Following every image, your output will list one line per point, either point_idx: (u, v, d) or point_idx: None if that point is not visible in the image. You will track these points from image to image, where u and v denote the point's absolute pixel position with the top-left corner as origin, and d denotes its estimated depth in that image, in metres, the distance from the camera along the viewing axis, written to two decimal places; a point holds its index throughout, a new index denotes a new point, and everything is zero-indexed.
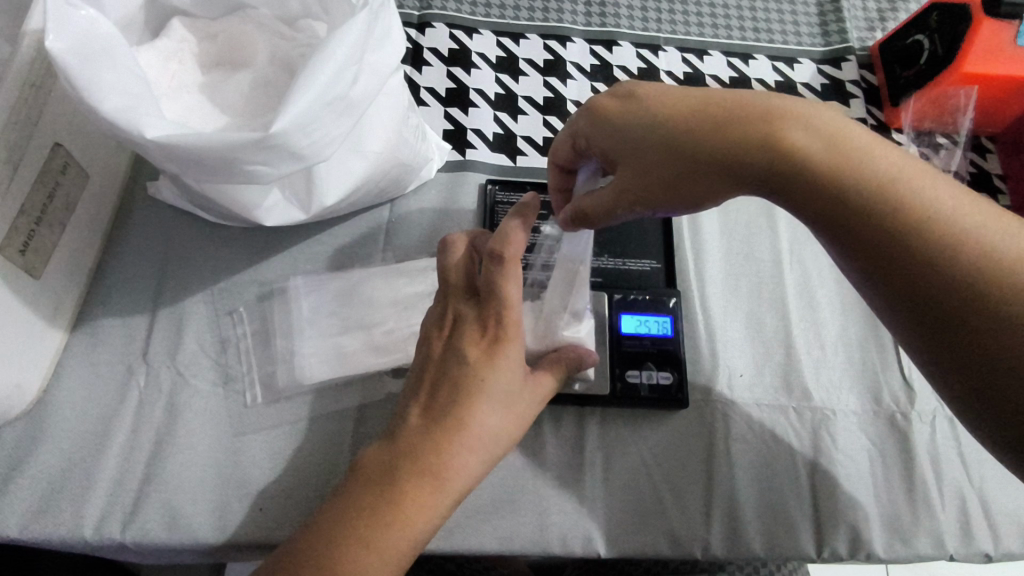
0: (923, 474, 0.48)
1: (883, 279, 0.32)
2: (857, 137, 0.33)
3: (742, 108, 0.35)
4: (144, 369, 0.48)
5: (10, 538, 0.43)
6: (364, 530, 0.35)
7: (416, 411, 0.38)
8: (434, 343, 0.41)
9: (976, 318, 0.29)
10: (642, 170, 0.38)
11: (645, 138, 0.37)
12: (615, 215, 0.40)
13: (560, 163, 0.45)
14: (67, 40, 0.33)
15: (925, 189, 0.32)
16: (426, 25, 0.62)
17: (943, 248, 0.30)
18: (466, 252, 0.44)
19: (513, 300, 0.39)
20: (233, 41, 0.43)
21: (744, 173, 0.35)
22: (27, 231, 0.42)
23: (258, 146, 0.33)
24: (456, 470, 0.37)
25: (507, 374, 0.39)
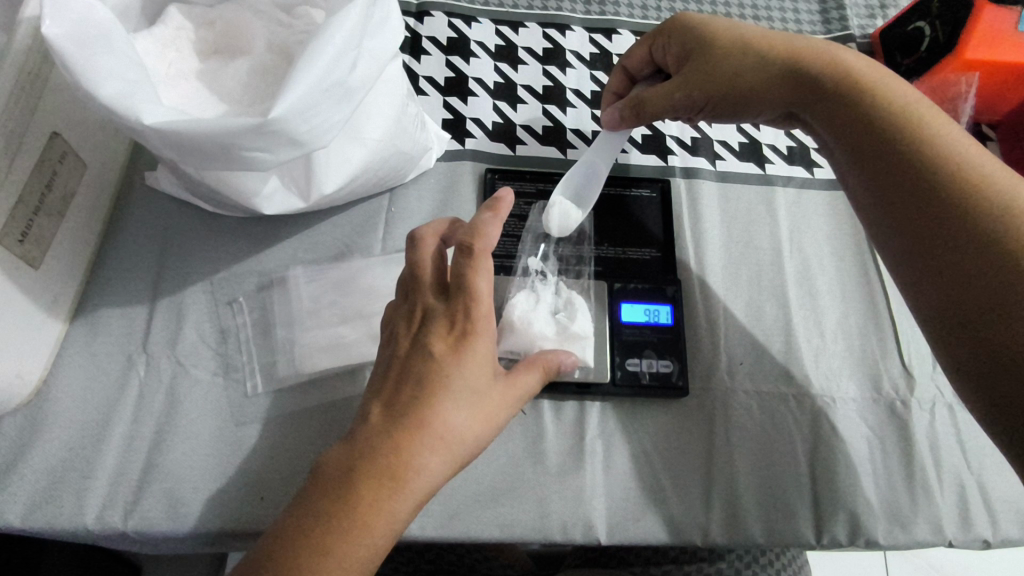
0: (922, 461, 0.49)
1: (877, 171, 0.39)
2: (895, 80, 0.41)
3: (809, 43, 0.44)
4: (144, 359, 0.48)
5: (12, 527, 0.43)
6: (324, 536, 0.34)
7: (379, 410, 0.38)
8: (399, 342, 0.41)
9: (945, 200, 0.35)
10: (705, 67, 0.47)
11: (718, 46, 0.47)
12: (665, 103, 0.49)
13: (630, 69, 0.54)
14: (64, 25, 0.33)
15: (936, 122, 0.38)
16: (425, 14, 0.62)
17: (935, 152, 0.37)
18: (436, 246, 0.44)
19: (482, 294, 0.40)
20: (231, 28, 0.43)
21: (788, 77, 0.44)
22: (25, 221, 0.42)
23: (256, 132, 0.33)
24: (418, 469, 0.36)
25: (473, 370, 0.39)
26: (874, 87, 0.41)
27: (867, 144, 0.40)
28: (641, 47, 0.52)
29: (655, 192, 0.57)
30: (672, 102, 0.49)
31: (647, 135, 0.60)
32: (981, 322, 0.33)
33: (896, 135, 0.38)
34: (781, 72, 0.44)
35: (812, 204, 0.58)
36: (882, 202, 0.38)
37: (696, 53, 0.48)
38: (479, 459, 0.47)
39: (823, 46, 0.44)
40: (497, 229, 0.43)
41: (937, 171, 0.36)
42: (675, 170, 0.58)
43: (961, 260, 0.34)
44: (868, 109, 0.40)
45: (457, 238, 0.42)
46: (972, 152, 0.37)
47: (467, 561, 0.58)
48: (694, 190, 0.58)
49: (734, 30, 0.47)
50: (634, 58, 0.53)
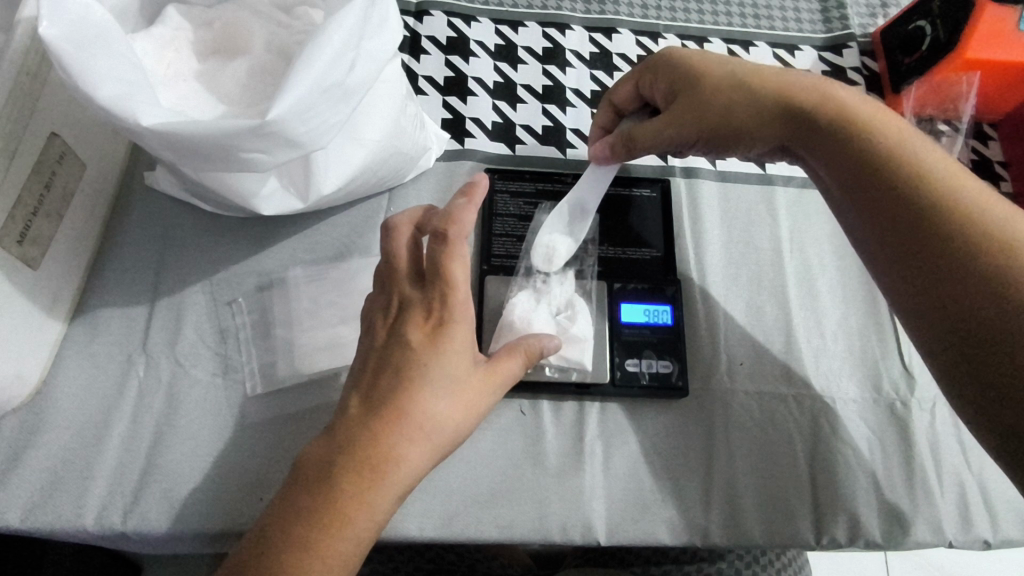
0: (922, 461, 0.49)
1: (873, 211, 0.38)
2: (884, 115, 0.41)
3: (797, 80, 0.44)
4: (144, 360, 0.48)
5: (12, 528, 0.43)
6: (307, 531, 0.34)
7: (358, 402, 0.38)
8: (377, 333, 0.41)
9: (942, 238, 0.35)
10: (694, 104, 0.47)
11: (707, 80, 0.46)
12: (658, 139, 0.49)
13: (617, 103, 0.53)
14: (61, 25, 0.33)
15: (928, 156, 0.38)
16: (424, 13, 0.62)
17: (929, 188, 0.37)
18: (411, 234, 0.43)
19: (459, 281, 0.40)
20: (229, 29, 0.43)
21: (779, 114, 0.44)
22: (24, 222, 0.42)
23: (255, 133, 0.33)
24: (397, 460, 0.36)
25: (449, 358, 0.39)
26: (866, 128, 0.40)
27: (863, 185, 0.39)
28: (628, 82, 0.52)
29: (655, 192, 0.57)
30: (663, 137, 0.48)
31: None
32: (990, 361, 0.33)
33: (890, 180, 0.38)
34: (772, 109, 0.44)
35: (812, 203, 0.58)
36: (879, 242, 0.38)
37: (683, 89, 0.47)
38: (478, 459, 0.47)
39: (811, 82, 0.43)
40: (473, 216, 0.42)
41: (934, 210, 0.36)
42: (675, 170, 0.58)
43: (965, 300, 0.34)
44: (861, 151, 0.40)
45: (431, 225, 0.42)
46: (969, 187, 0.37)
47: (467, 561, 0.58)
48: (695, 190, 0.58)
49: (721, 65, 0.46)
50: (623, 91, 0.52)
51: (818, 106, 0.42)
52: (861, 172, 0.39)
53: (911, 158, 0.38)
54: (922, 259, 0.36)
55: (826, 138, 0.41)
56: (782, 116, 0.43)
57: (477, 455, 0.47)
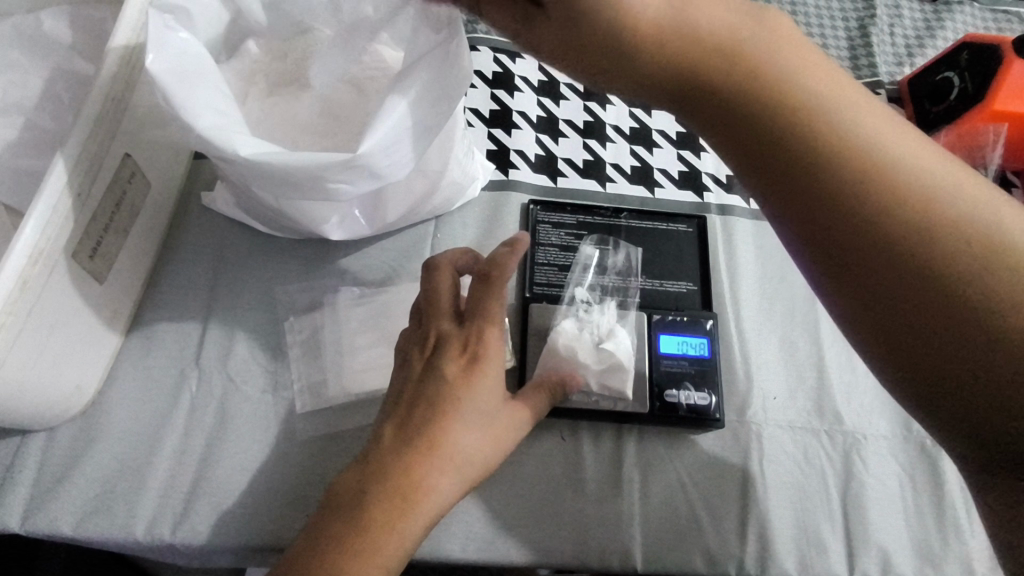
0: (952, 500, 0.50)
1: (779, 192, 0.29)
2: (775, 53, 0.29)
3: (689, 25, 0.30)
4: (197, 374, 0.50)
5: (65, 536, 0.44)
6: (340, 556, 0.35)
7: (392, 430, 0.40)
8: (413, 365, 0.43)
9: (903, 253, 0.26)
10: None
11: None
12: None
13: None
14: (165, 58, 0.35)
15: (838, 117, 0.28)
16: (471, 48, 0.64)
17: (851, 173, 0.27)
18: (452, 277, 0.47)
19: (497, 317, 0.44)
20: (301, 61, 0.45)
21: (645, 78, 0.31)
22: (96, 238, 0.44)
23: (344, 166, 0.35)
24: (429, 489, 0.38)
25: (481, 392, 0.41)
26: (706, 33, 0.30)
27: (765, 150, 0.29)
28: None
29: (692, 227, 0.58)
30: None
31: (683, 172, 0.62)
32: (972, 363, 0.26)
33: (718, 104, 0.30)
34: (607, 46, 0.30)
35: None
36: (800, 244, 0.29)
37: None
38: (519, 482, 0.48)
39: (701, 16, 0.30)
40: (515, 264, 0.45)
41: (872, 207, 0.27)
42: (710, 207, 0.60)
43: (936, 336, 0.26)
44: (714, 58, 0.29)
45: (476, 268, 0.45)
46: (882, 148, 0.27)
47: None
48: (730, 226, 0.59)
49: None
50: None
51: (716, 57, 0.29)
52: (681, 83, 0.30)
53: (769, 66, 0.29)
54: (859, 265, 0.27)
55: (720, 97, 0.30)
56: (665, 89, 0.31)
57: (517, 478, 0.49)
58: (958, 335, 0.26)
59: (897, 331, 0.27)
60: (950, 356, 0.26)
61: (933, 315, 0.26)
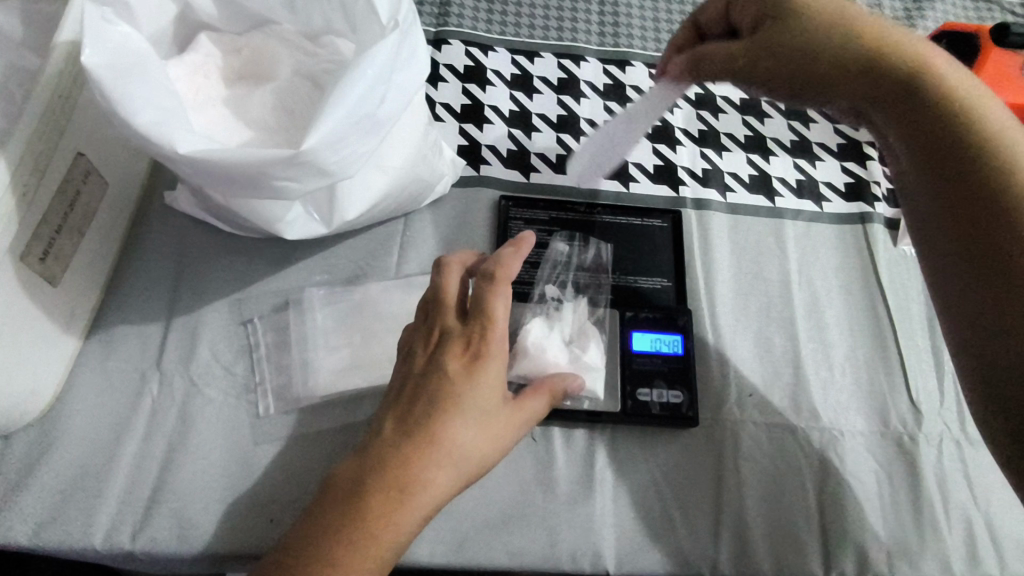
0: (930, 496, 0.49)
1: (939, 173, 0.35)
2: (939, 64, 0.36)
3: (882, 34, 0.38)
4: (158, 378, 0.48)
5: (20, 546, 0.43)
6: (332, 547, 0.34)
7: (391, 425, 0.39)
8: (415, 361, 0.42)
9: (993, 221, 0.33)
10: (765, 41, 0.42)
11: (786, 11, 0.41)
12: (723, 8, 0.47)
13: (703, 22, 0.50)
14: (102, 54, 0.34)
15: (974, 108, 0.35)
16: (442, 42, 0.63)
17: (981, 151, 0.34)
18: (460, 274, 0.45)
19: (499, 317, 0.42)
20: (257, 56, 0.44)
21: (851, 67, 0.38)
22: (48, 239, 0.43)
23: (289, 162, 0.34)
24: (425, 484, 0.37)
25: (483, 390, 0.40)
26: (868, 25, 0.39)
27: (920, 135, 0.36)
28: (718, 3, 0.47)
29: (666, 222, 0.58)
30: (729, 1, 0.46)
31: (658, 165, 0.61)
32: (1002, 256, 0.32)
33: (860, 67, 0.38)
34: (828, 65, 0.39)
35: (821, 237, 0.59)
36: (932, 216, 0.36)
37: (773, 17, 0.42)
38: (489, 484, 0.47)
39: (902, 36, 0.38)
40: (519, 264, 0.45)
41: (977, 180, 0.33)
42: (686, 201, 0.59)
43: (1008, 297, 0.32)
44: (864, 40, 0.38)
45: (482, 267, 0.45)
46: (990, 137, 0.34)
47: None
48: (705, 220, 0.58)
49: None
50: (712, 8, 0.48)
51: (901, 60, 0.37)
52: (827, 54, 0.39)
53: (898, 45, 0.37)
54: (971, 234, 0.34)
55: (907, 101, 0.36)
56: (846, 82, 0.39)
57: (488, 480, 0.48)
58: (995, 230, 0.33)
59: (953, 225, 0.34)
60: (993, 246, 0.33)
61: (978, 205, 0.33)
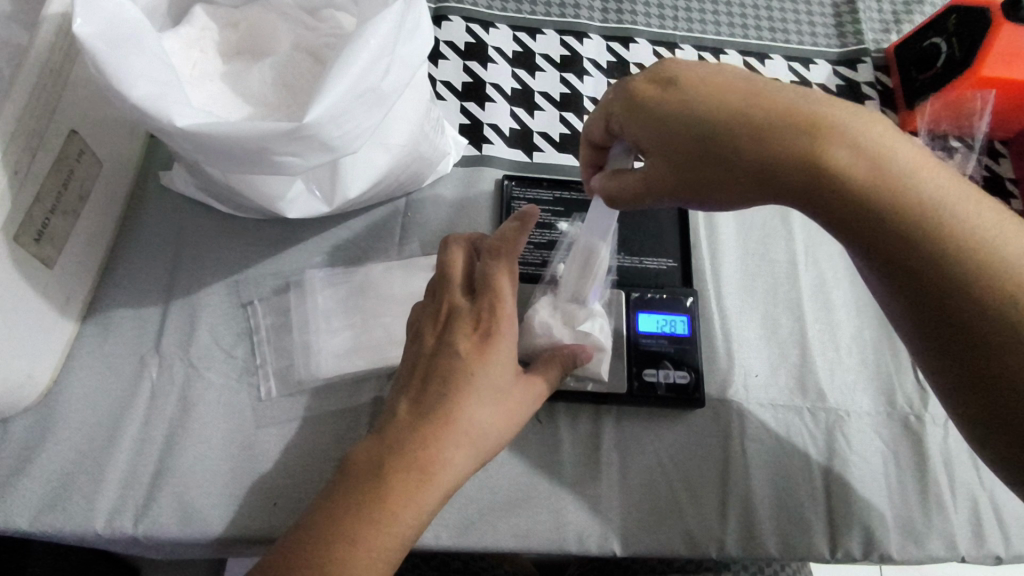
0: (936, 477, 0.49)
1: (905, 287, 0.33)
2: (891, 156, 0.32)
3: (799, 146, 0.32)
4: (157, 361, 0.48)
5: (21, 531, 0.42)
6: (354, 525, 0.34)
7: (406, 405, 0.38)
8: (426, 338, 0.41)
9: (974, 327, 0.31)
10: (672, 159, 0.36)
11: (681, 127, 0.36)
12: (605, 125, 0.41)
13: (594, 140, 0.44)
14: (95, 24, 0.34)
15: (931, 203, 0.32)
16: (442, 18, 0.62)
17: (956, 257, 0.31)
18: (466, 250, 0.45)
19: (507, 293, 0.41)
20: (254, 30, 0.43)
21: (777, 184, 0.34)
22: (42, 219, 0.42)
23: (291, 136, 0.33)
24: (444, 464, 0.36)
25: (497, 367, 0.39)
26: (752, 133, 0.34)
27: (878, 248, 0.33)
28: (597, 118, 0.42)
29: None
30: (613, 119, 0.40)
31: None
32: (975, 339, 0.31)
33: (766, 191, 0.34)
34: (761, 180, 0.34)
35: None
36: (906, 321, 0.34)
37: (665, 140, 0.36)
38: (494, 467, 0.47)
39: (825, 137, 0.32)
40: (524, 240, 0.44)
41: (954, 285, 0.31)
42: None
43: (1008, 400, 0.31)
44: (759, 155, 0.33)
45: (487, 243, 0.44)
46: (954, 239, 0.31)
47: (472, 569, 0.57)
48: None
49: (692, 100, 0.36)
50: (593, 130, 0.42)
51: (831, 175, 0.32)
52: (722, 176, 0.35)
53: (798, 150, 0.33)
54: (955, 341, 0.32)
55: (853, 214, 0.32)
56: (778, 193, 0.34)
57: (493, 463, 0.47)
58: (964, 316, 0.31)
59: (917, 318, 0.33)
60: (970, 332, 0.31)
61: (945, 301, 0.32)
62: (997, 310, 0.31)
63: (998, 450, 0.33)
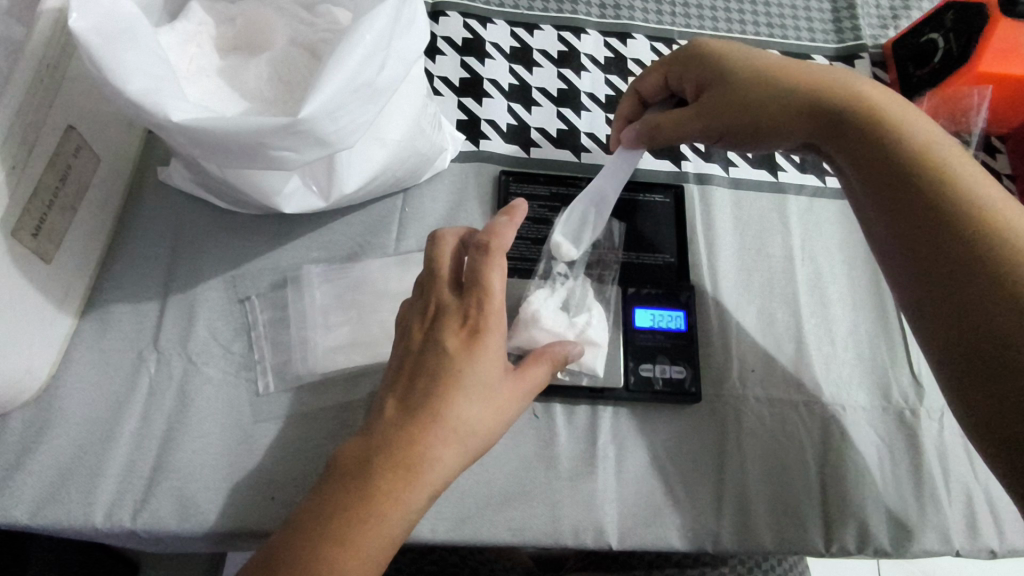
0: (931, 470, 0.49)
1: (890, 202, 0.39)
2: (904, 112, 0.42)
3: (831, 83, 0.44)
4: (155, 356, 0.48)
5: (20, 525, 0.42)
6: (341, 524, 0.34)
7: (393, 404, 0.38)
8: (413, 337, 0.41)
9: (946, 239, 0.36)
10: (724, 89, 0.48)
11: (736, 67, 0.48)
12: (665, 83, 0.53)
13: (642, 96, 0.55)
14: (90, 19, 0.34)
15: (929, 145, 0.39)
16: (440, 14, 0.62)
17: (936, 180, 0.38)
18: (455, 246, 0.44)
19: (495, 288, 0.40)
20: (250, 26, 0.43)
21: (805, 104, 0.44)
22: (39, 215, 0.42)
23: (286, 131, 0.34)
24: (431, 461, 0.36)
25: (484, 364, 0.39)
26: (789, 69, 0.46)
27: (875, 167, 0.40)
28: (656, 77, 0.53)
29: (669, 198, 0.57)
30: (676, 71, 0.52)
31: None
32: (947, 251, 0.36)
33: (792, 104, 0.45)
34: (795, 99, 0.45)
35: (824, 212, 0.58)
36: (887, 239, 0.39)
37: (719, 77, 0.49)
38: (490, 461, 0.47)
39: (851, 82, 0.44)
40: (513, 233, 0.44)
41: (933, 200, 0.37)
42: (688, 176, 0.58)
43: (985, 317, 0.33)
44: (793, 84, 0.45)
45: (475, 239, 0.43)
46: (947, 169, 0.38)
47: (470, 563, 0.57)
48: (707, 196, 0.58)
49: (752, 55, 0.48)
50: (649, 80, 0.54)
51: (849, 103, 0.43)
52: (759, 98, 0.46)
53: (824, 80, 0.45)
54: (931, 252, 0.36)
55: (858, 135, 0.42)
56: (800, 112, 0.45)
57: (489, 457, 0.47)
58: (936, 228, 0.36)
59: (897, 229, 0.39)
60: (942, 246, 0.36)
61: (921, 213, 0.37)
62: (968, 222, 0.36)
63: (977, 393, 0.33)
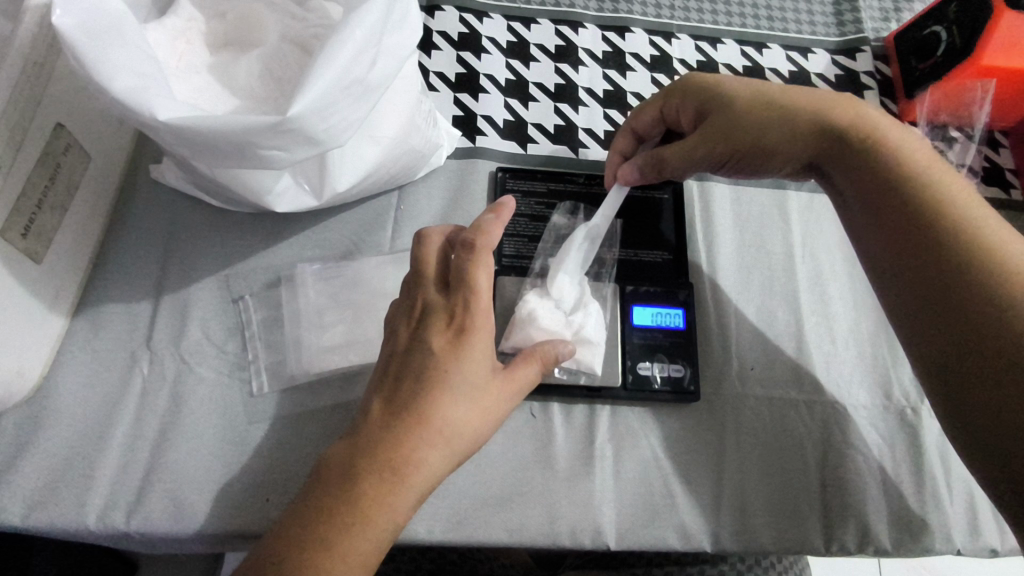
0: (932, 469, 0.48)
1: (901, 241, 0.40)
2: (905, 144, 0.42)
3: (833, 117, 0.44)
4: (148, 357, 0.47)
5: (12, 527, 0.42)
6: (329, 528, 0.34)
7: (379, 405, 0.38)
8: (400, 337, 0.41)
9: (961, 285, 0.37)
10: (725, 124, 0.46)
11: (736, 97, 0.46)
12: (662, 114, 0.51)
13: (636, 130, 0.53)
14: (75, 16, 0.33)
15: (935, 177, 0.40)
16: (435, 8, 0.61)
17: (946, 216, 0.38)
18: (441, 244, 0.44)
19: (482, 287, 0.40)
20: (242, 21, 0.42)
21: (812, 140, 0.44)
22: (28, 215, 0.41)
23: (274, 130, 0.33)
24: (417, 464, 0.36)
25: (470, 365, 0.39)
26: (793, 99, 0.45)
27: (886, 206, 0.41)
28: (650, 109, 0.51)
29: (667, 194, 0.56)
30: (672, 101, 0.50)
31: None
32: (964, 301, 0.36)
33: (801, 135, 0.44)
34: (797, 133, 0.44)
35: (824, 208, 0.57)
36: (898, 284, 0.40)
37: (716, 112, 0.47)
38: (486, 461, 0.47)
39: (854, 114, 0.43)
40: (500, 231, 0.43)
41: (944, 240, 0.38)
42: None
43: (993, 369, 0.35)
44: (797, 121, 0.44)
45: (461, 236, 0.43)
46: (959, 205, 0.39)
47: (469, 561, 0.57)
48: (707, 192, 0.57)
49: (748, 84, 0.47)
50: (643, 113, 0.52)
51: (853, 134, 0.43)
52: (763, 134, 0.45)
53: (829, 109, 0.44)
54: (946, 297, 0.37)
55: (866, 171, 0.42)
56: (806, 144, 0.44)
57: (486, 457, 0.47)
58: (950, 272, 0.37)
59: (904, 267, 0.39)
60: (957, 290, 0.37)
61: (937, 255, 0.38)
62: (982, 263, 0.37)
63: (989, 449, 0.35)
